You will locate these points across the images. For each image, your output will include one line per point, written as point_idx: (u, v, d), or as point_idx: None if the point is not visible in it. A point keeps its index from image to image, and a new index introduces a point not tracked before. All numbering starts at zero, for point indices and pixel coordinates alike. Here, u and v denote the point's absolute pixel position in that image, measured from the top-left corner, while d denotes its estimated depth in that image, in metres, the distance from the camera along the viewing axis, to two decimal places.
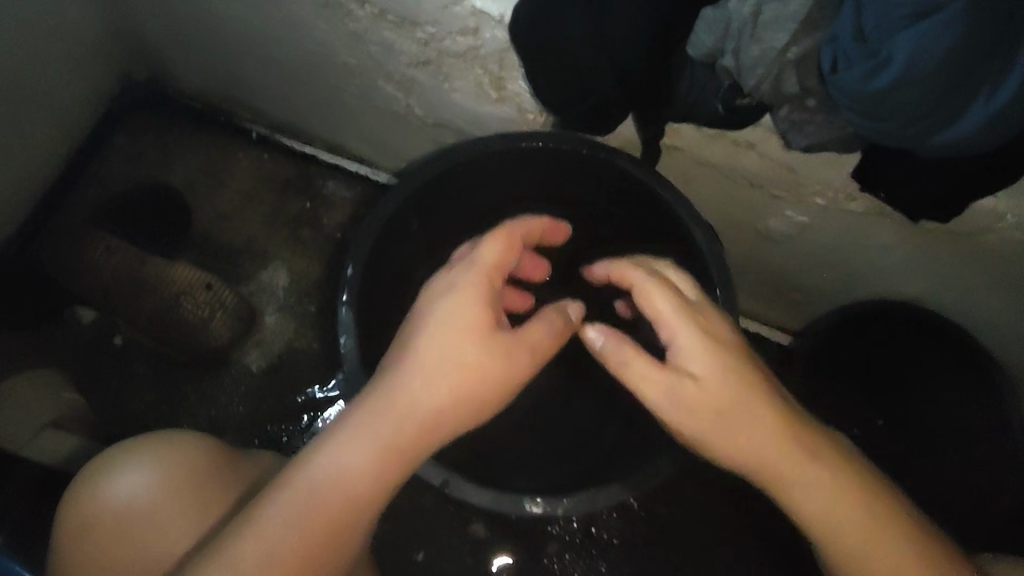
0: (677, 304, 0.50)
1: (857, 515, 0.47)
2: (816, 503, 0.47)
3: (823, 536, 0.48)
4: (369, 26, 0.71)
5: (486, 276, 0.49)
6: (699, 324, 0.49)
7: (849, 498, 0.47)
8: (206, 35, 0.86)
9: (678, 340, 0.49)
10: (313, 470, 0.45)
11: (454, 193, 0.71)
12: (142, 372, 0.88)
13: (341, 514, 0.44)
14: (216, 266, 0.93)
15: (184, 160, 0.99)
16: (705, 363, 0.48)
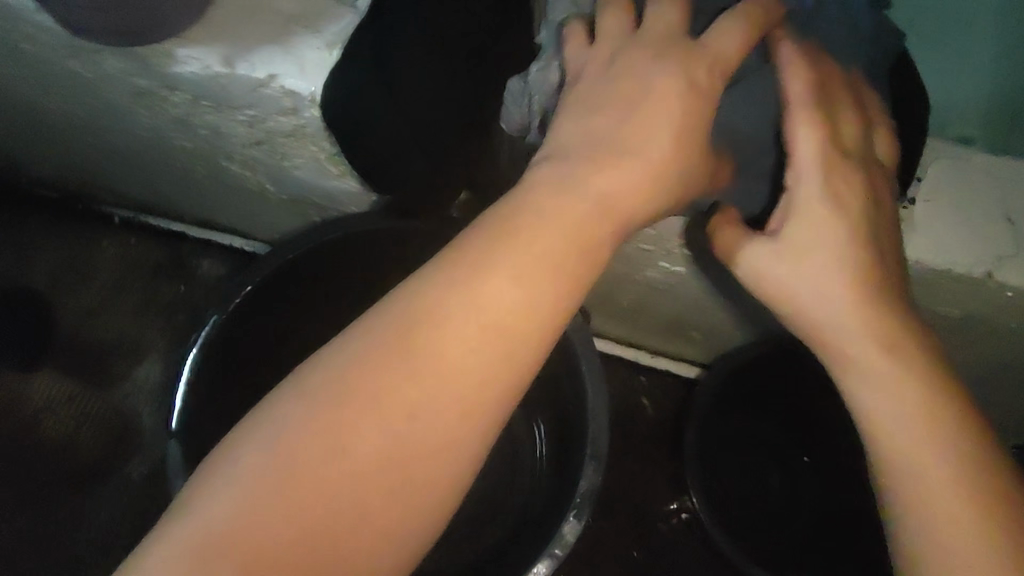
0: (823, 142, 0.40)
1: (932, 416, 0.38)
2: (877, 381, 0.39)
3: (887, 437, 0.38)
4: (189, 110, 0.65)
5: (702, 73, 0.39)
6: (837, 165, 0.41)
7: (933, 399, 0.38)
8: (38, 127, 0.79)
9: (801, 170, 0.41)
10: (420, 325, 0.34)
11: (301, 285, 0.66)
12: (8, 498, 0.81)
13: (452, 402, 0.33)
14: (87, 371, 0.86)
15: (43, 256, 0.91)
16: (818, 202, 0.40)
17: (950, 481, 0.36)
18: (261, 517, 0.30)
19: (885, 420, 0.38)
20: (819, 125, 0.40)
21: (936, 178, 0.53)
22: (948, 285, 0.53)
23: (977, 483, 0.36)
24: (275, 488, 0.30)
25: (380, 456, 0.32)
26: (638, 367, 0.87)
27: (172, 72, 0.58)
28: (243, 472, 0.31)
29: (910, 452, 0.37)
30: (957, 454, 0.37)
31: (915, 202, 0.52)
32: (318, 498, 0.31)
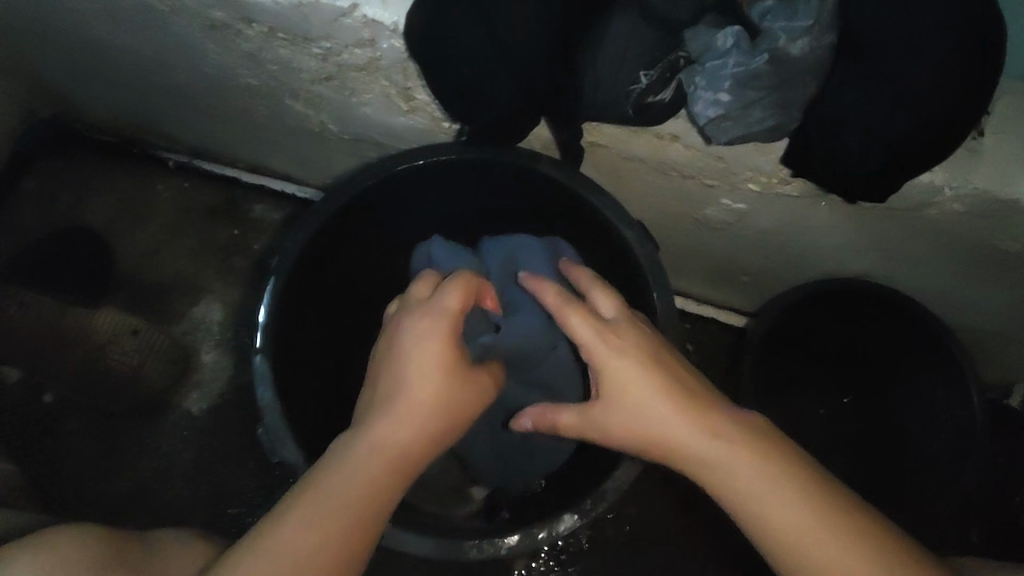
0: (599, 330, 0.50)
1: (767, 487, 0.44)
2: (722, 474, 0.45)
3: (748, 518, 0.44)
4: (263, 44, 0.66)
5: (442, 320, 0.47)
6: (604, 333, 0.50)
7: (745, 451, 0.45)
8: (102, 66, 0.81)
9: (602, 364, 0.49)
10: (418, 387, 0.45)
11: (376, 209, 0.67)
12: (76, 428, 0.84)
13: (362, 502, 0.41)
14: (148, 309, 0.89)
15: (101, 197, 0.93)
16: (638, 399, 0.47)
17: (816, 541, 0.42)
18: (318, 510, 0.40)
19: (748, 508, 0.44)
20: (584, 319, 0.51)
21: (1005, 110, 0.54)
22: (1015, 218, 0.55)
23: (844, 535, 0.42)
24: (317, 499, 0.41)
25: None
26: (685, 315, 0.88)
27: (253, 2, 0.60)
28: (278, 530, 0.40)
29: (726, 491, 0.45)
30: (818, 515, 0.42)
31: (985, 135, 0.53)
32: (346, 506, 0.40)
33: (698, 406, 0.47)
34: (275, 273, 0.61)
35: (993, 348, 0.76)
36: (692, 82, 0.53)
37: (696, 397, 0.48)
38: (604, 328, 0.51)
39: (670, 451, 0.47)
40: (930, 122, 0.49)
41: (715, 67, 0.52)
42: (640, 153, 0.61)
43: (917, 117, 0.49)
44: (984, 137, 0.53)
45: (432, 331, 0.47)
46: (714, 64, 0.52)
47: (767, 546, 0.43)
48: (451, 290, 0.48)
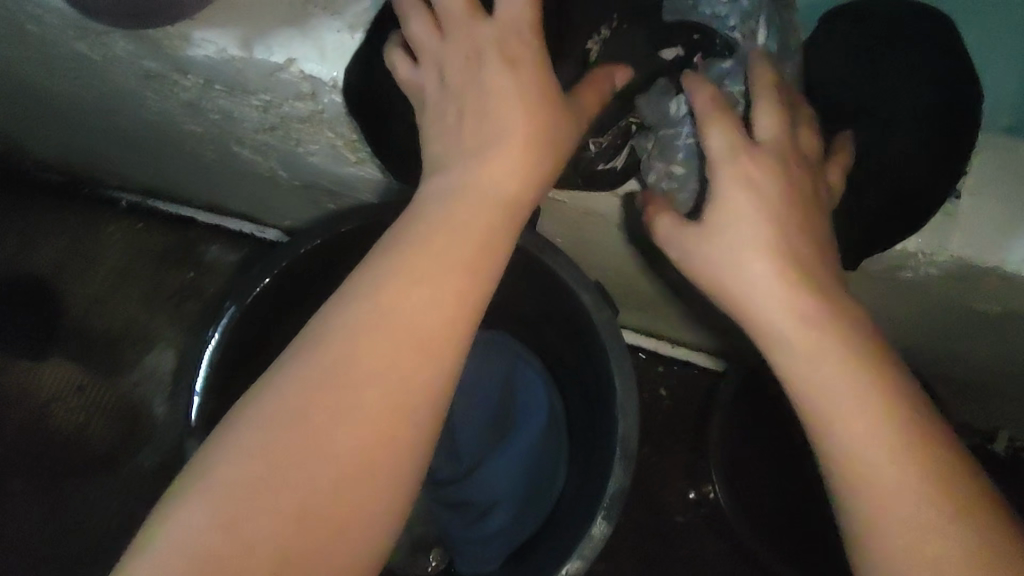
0: (737, 142, 0.42)
1: (863, 394, 0.38)
2: (800, 364, 0.40)
3: (820, 413, 0.39)
4: (201, 94, 0.62)
5: (517, 57, 0.41)
6: (755, 161, 0.42)
7: (892, 417, 0.38)
8: (41, 107, 0.77)
9: (718, 179, 0.42)
10: (463, 213, 0.40)
11: (326, 263, 0.64)
12: (21, 487, 0.80)
13: (419, 329, 0.37)
14: (95, 360, 0.85)
15: (48, 244, 0.89)
16: (742, 228, 0.42)
17: (883, 466, 0.37)
18: (388, 326, 0.36)
19: (817, 402, 0.39)
20: (731, 131, 0.42)
21: (982, 167, 0.50)
22: (993, 283, 0.51)
23: (911, 463, 0.37)
24: (318, 390, 0.35)
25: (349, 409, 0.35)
26: (657, 358, 0.85)
27: (185, 56, 0.56)
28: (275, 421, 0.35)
29: (851, 424, 0.38)
30: (894, 440, 0.37)
31: (962, 196, 0.49)
32: (363, 402, 0.35)
33: (805, 268, 0.41)
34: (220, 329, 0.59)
35: (973, 398, 0.73)
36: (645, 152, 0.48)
37: (807, 255, 0.42)
38: (750, 156, 0.42)
39: (753, 306, 0.41)
40: (899, 186, 0.46)
41: (668, 138, 0.47)
42: (599, 209, 0.57)
43: (884, 185, 0.47)
44: (960, 200, 0.50)
45: (495, 76, 0.40)
46: (668, 134, 0.47)
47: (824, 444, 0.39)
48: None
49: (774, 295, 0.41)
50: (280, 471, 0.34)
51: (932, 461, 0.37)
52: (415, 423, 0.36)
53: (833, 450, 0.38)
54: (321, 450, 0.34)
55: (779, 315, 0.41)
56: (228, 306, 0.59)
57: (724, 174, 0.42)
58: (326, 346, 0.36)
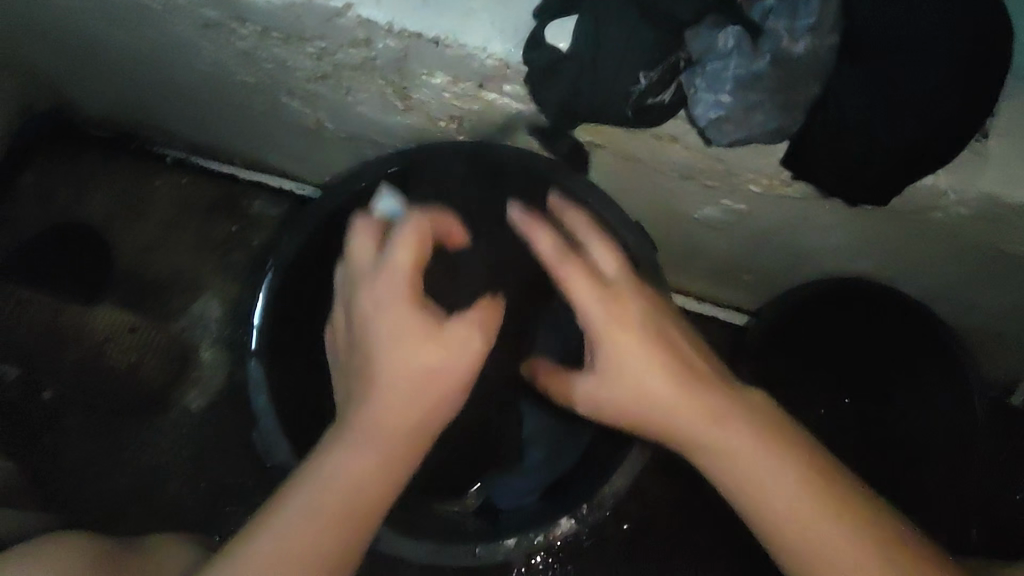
0: (613, 273, 0.50)
1: (792, 485, 0.43)
2: (702, 436, 0.45)
3: (751, 507, 0.44)
4: (257, 44, 0.65)
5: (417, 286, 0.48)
6: (608, 295, 0.48)
7: (765, 437, 0.44)
8: (96, 61, 0.80)
9: (599, 331, 0.48)
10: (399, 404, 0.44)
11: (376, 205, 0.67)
12: (75, 424, 0.84)
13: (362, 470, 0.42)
14: (146, 307, 0.88)
15: (99, 195, 0.93)
16: (639, 363, 0.47)
17: (824, 540, 0.41)
18: (333, 475, 0.42)
19: (720, 462, 0.45)
20: (592, 278, 0.49)
21: (1010, 111, 0.53)
22: (1018, 221, 0.54)
23: (800, 476, 0.43)
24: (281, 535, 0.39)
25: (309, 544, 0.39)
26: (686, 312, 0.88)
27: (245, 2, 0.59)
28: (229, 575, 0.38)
29: (740, 460, 0.44)
30: (802, 481, 0.43)
31: (990, 137, 0.52)
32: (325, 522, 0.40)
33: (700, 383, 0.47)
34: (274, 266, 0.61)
35: (996, 348, 0.75)
36: (691, 85, 0.51)
37: (692, 359, 0.48)
38: (602, 289, 0.48)
39: (671, 424, 0.46)
40: (937, 131, 0.49)
41: (716, 70, 0.50)
42: (639, 152, 0.60)
43: (926, 123, 0.48)
44: (989, 140, 0.52)
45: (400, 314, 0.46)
46: (714, 66, 0.50)
47: (776, 539, 0.43)
48: (403, 244, 0.48)
49: (666, 388, 0.46)
50: None
51: (863, 517, 0.42)
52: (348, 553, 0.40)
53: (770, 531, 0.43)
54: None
55: (688, 417, 0.46)
56: (268, 265, 0.61)
57: (598, 304, 0.48)
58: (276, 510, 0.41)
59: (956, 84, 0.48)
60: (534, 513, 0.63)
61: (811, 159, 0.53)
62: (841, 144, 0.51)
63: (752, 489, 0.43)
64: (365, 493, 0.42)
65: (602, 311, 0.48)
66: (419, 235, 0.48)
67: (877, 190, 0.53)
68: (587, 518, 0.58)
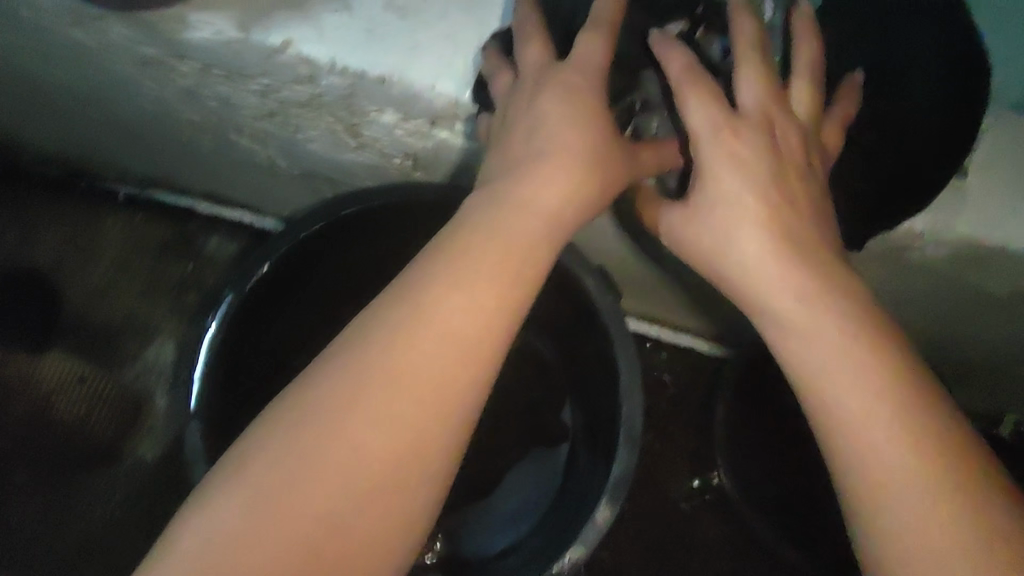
0: (720, 120, 0.43)
1: (891, 428, 0.38)
2: (814, 336, 0.40)
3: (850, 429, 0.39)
4: (199, 80, 0.62)
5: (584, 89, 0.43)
6: (739, 131, 0.43)
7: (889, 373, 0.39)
8: (38, 98, 0.76)
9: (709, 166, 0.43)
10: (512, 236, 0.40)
11: (333, 246, 0.64)
12: (21, 480, 0.79)
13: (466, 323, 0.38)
14: (96, 355, 0.84)
15: (47, 236, 0.88)
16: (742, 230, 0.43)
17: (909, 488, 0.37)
18: (444, 311, 0.38)
19: (819, 371, 0.40)
20: (712, 110, 0.43)
21: (992, 145, 0.50)
22: (998, 262, 0.51)
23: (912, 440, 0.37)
24: (360, 386, 0.36)
25: (393, 407, 0.36)
26: (659, 345, 0.85)
27: (183, 39, 0.55)
28: (331, 391, 0.36)
29: (844, 380, 0.39)
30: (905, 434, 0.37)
31: (968, 174, 0.49)
32: (404, 380, 0.36)
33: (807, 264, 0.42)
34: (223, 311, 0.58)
35: (977, 381, 0.73)
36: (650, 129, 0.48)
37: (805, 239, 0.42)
38: (734, 126, 0.43)
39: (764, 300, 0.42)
40: None
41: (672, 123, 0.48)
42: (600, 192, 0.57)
43: None
44: (968, 176, 0.50)
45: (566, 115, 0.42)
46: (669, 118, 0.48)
47: (858, 478, 0.39)
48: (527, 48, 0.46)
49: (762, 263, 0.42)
50: (309, 469, 0.34)
51: (954, 477, 0.37)
52: (450, 416, 0.37)
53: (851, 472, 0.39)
54: (365, 447, 0.35)
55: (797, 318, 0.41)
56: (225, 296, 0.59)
57: (728, 140, 0.43)
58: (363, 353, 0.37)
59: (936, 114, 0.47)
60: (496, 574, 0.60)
61: None
62: None
63: (857, 412, 0.39)
64: (479, 324, 0.38)
65: (732, 140, 0.43)
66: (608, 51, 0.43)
67: (865, 213, 0.50)
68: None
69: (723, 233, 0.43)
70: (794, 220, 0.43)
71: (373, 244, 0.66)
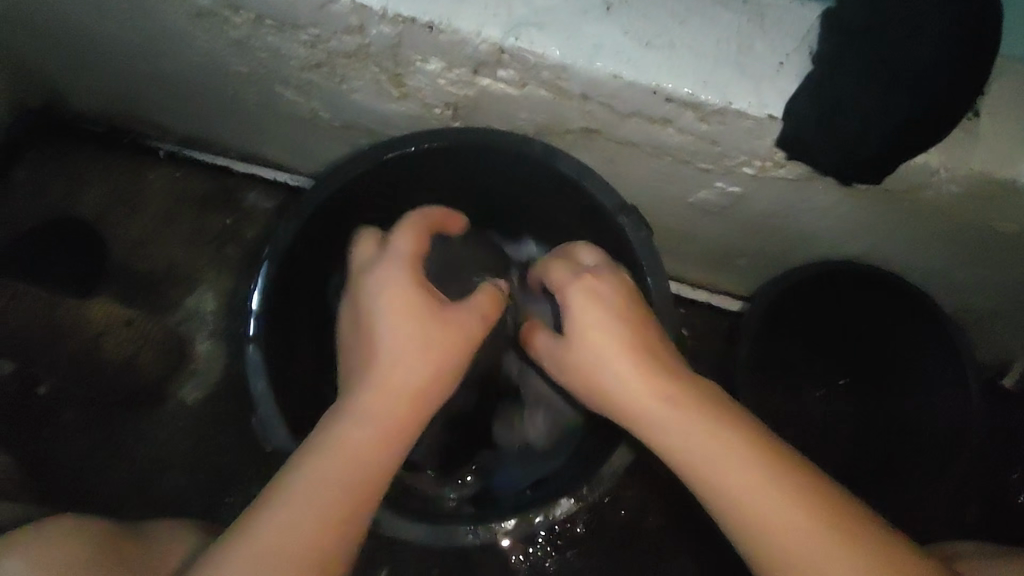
0: (590, 279, 0.55)
1: (748, 472, 0.44)
2: (670, 431, 0.47)
3: (702, 484, 0.45)
4: (251, 32, 0.65)
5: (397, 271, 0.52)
6: (607, 292, 0.53)
7: (720, 425, 0.46)
8: (89, 54, 0.80)
9: (575, 304, 0.53)
10: (376, 391, 0.47)
11: (384, 189, 0.68)
12: (72, 419, 0.84)
13: (356, 467, 0.44)
14: (142, 301, 0.88)
15: (94, 188, 0.93)
16: (608, 348, 0.51)
17: (747, 492, 0.43)
18: (340, 456, 0.44)
19: (690, 457, 0.46)
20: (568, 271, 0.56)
21: (1000, 89, 0.53)
22: (1013, 199, 0.54)
23: (772, 485, 0.43)
24: (270, 535, 0.41)
25: (291, 539, 0.41)
26: (679, 300, 0.88)
27: None
28: (236, 546, 0.41)
29: (709, 460, 0.45)
30: (779, 496, 0.43)
31: (979, 116, 0.53)
32: (300, 526, 0.41)
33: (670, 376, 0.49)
34: (268, 261, 0.60)
35: (986, 328, 0.76)
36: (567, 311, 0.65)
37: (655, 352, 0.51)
38: (595, 281, 0.54)
39: (644, 419, 0.48)
40: (928, 107, 0.50)
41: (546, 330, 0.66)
42: (633, 135, 0.61)
43: (914, 101, 0.50)
44: (979, 118, 0.53)
45: (399, 291, 0.51)
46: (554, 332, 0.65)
47: (759, 553, 0.42)
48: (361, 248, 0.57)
49: (623, 371, 0.49)
50: None
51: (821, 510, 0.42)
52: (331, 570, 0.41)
53: (750, 545, 0.43)
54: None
55: (657, 414, 0.48)
56: (264, 252, 0.60)
57: (600, 287, 0.54)
58: (261, 514, 0.42)
59: (957, 64, 0.50)
60: (533, 494, 0.64)
61: (812, 152, 0.55)
62: (841, 127, 0.52)
63: (712, 477, 0.45)
64: (364, 472, 0.44)
65: (598, 291, 0.54)
66: (416, 229, 0.55)
67: (898, 143, 0.52)
68: (591, 497, 0.59)
69: (598, 371, 0.51)
70: (646, 340, 0.51)
71: (416, 193, 0.70)
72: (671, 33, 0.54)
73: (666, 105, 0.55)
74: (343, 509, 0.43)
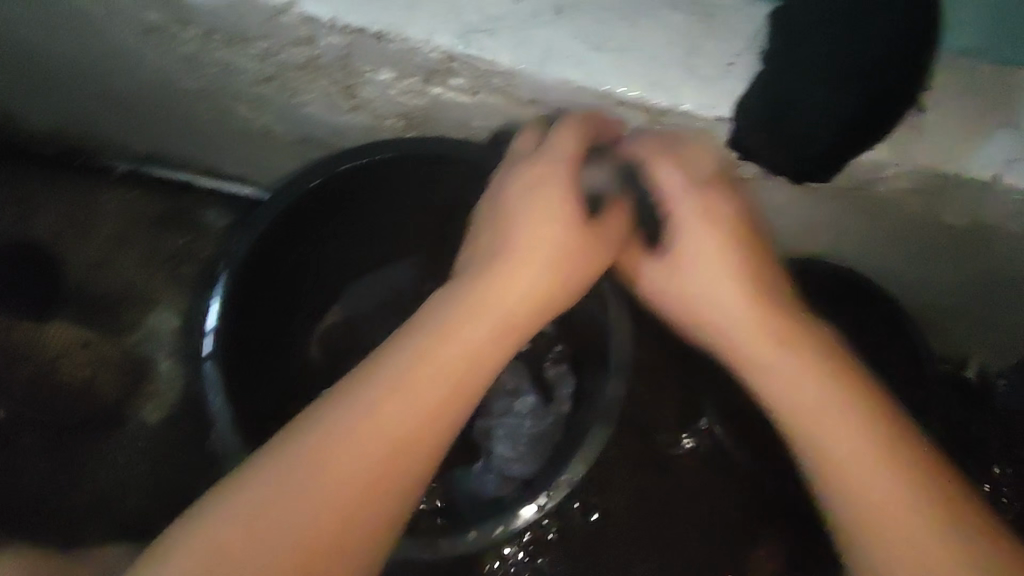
0: (700, 201, 0.51)
1: (864, 443, 0.44)
2: (790, 381, 0.47)
3: (800, 431, 0.47)
4: (199, 47, 0.65)
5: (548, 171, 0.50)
6: (705, 218, 0.50)
7: (839, 392, 0.46)
8: (39, 75, 0.78)
9: (679, 230, 0.51)
10: (463, 329, 0.45)
11: (341, 199, 0.67)
12: (31, 443, 0.83)
13: (422, 413, 0.42)
14: (99, 324, 0.87)
15: (47, 212, 0.91)
16: (721, 287, 0.50)
17: (849, 457, 0.44)
18: (412, 392, 0.42)
19: (791, 408, 0.47)
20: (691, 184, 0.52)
21: (947, 83, 0.54)
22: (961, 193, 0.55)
23: (881, 452, 0.44)
24: (319, 463, 0.40)
25: (346, 473, 0.40)
26: None
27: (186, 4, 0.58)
28: (282, 465, 0.40)
29: (825, 417, 0.46)
30: (877, 463, 0.43)
31: (927, 110, 0.53)
32: (354, 462, 0.40)
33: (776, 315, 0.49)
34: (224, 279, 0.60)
35: (942, 320, 0.77)
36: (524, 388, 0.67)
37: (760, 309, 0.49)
38: (710, 201, 0.51)
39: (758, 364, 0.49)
40: (873, 98, 0.51)
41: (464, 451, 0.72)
42: None
43: (859, 93, 0.51)
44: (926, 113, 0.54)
45: (536, 207, 0.49)
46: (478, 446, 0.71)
47: (856, 516, 0.43)
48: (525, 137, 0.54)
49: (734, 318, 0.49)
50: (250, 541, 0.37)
51: (931, 483, 0.43)
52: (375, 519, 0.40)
53: (836, 501, 0.44)
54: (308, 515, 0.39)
55: (771, 355, 0.48)
56: (222, 268, 0.61)
57: (685, 206, 0.51)
58: (328, 437, 0.40)
59: (896, 62, 0.50)
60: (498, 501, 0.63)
61: (764, 153, 0.55)
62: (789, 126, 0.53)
63: (824, 439, 0.45)
64: (429, 415, 0.42)
65: (705, 212, 0.50)
66: (581, 125, 0.51)
67: (852, 138, 0.52)
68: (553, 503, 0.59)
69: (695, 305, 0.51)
70: (769, 287, 0.50)
71: (373, 203, 0.70)
72: (620, 35, 0.54)
73: (615, 108, 0.55)
74: (403, 456, 0.41)
